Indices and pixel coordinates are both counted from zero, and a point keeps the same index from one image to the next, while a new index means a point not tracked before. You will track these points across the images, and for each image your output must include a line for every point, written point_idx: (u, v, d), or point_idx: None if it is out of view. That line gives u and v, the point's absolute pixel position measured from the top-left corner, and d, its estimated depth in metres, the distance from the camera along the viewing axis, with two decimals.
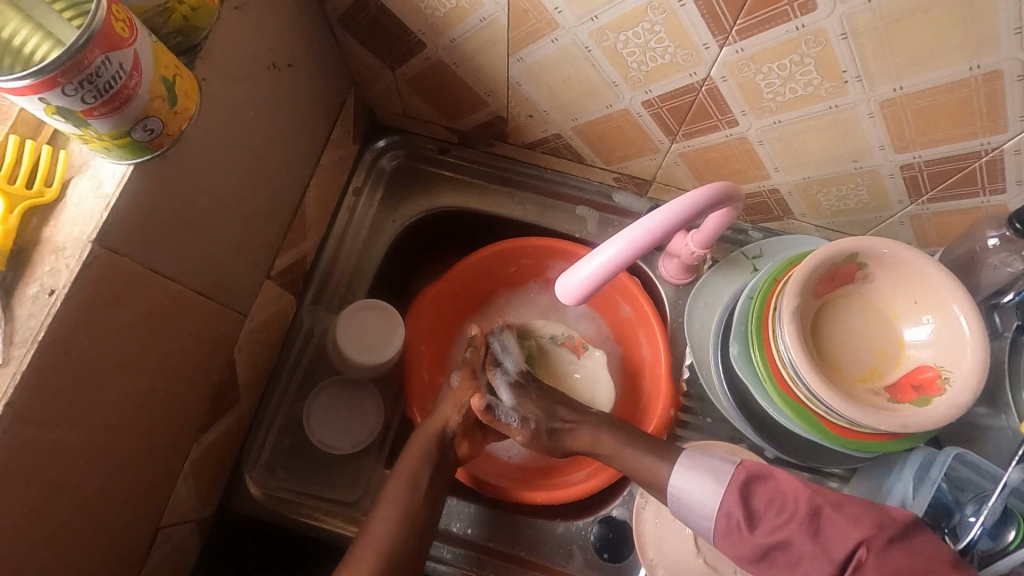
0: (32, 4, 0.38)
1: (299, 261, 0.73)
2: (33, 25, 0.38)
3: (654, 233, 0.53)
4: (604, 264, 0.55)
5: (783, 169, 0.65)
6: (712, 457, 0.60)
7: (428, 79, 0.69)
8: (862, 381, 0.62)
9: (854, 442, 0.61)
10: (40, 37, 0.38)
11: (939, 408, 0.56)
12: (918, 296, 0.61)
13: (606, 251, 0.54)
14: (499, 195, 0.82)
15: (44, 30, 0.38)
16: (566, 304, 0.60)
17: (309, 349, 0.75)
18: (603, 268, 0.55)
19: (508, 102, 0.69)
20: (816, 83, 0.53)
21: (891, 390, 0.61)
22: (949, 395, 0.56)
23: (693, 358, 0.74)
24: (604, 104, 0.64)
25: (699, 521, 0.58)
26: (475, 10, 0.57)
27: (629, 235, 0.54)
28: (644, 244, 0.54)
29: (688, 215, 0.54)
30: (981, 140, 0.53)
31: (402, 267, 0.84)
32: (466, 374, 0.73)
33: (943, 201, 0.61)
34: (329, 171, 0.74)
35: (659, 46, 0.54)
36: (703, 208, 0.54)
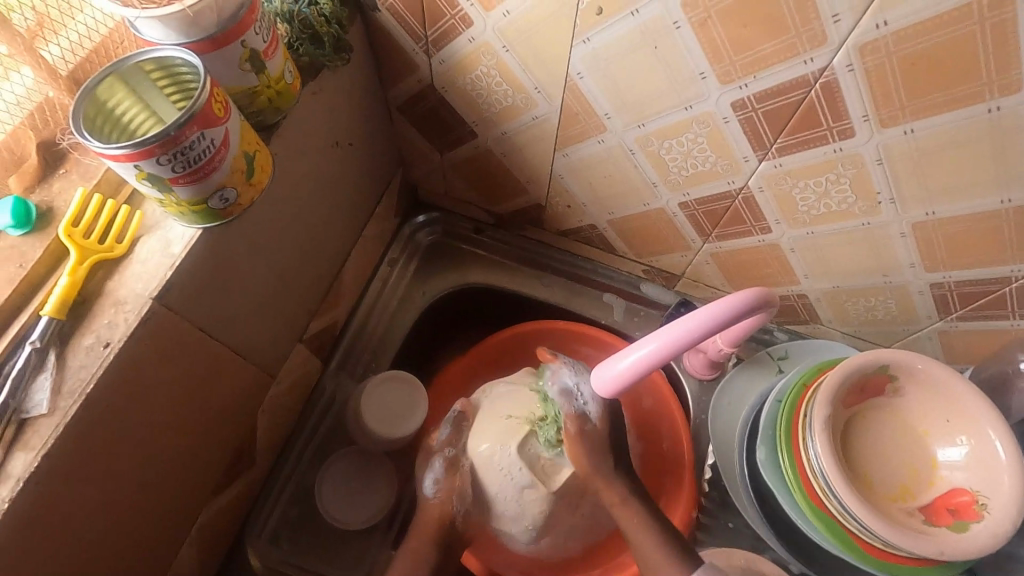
0: (129, 73, 0.41)
1: (329, 327, 0.73)
2: (129, 90, 0.42)
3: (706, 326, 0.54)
4: (656, 349, 0.55)
5: (812, 277, 0.67)
6: None
7: (474, 164, 0.73)
8: (892, 500, 0.60)
9: (890, 566, 0.58)
10: (146, 115, 0.43)
11: (978, 536, 0.55)
12: (951, 415, 0.60)
13: (659, 338, 0.55)
14: (528, 276, 0.84)
15: (137, 94, 0.42)
16: (601, 392, 0.59)
17: (327, 416, 0.74)
18: (638, 361, 0.56)
19: (548, 192, 0.73)
20: (850, 201, 0.55)
21: (925, 511, 0.59)
22: (988, 523, 0.55)
23: (715, 459, 0.72)
24: (641, 202, 0.67)
25: None
26: (529, 109, 0.61)
27: (666, 332, 0.54)
28: (682, 341, 0.54)
29: (730, 317, 0.54)
30: (1011, 268, 0.54)
31: (429, 339, 0.85)
32: (445, 467, 0.68)
33: (972, 321, 0.62)
34: (370, 241, 0.77)
35: (700, 155, 0.57)
36: (743, 313, 0.55)
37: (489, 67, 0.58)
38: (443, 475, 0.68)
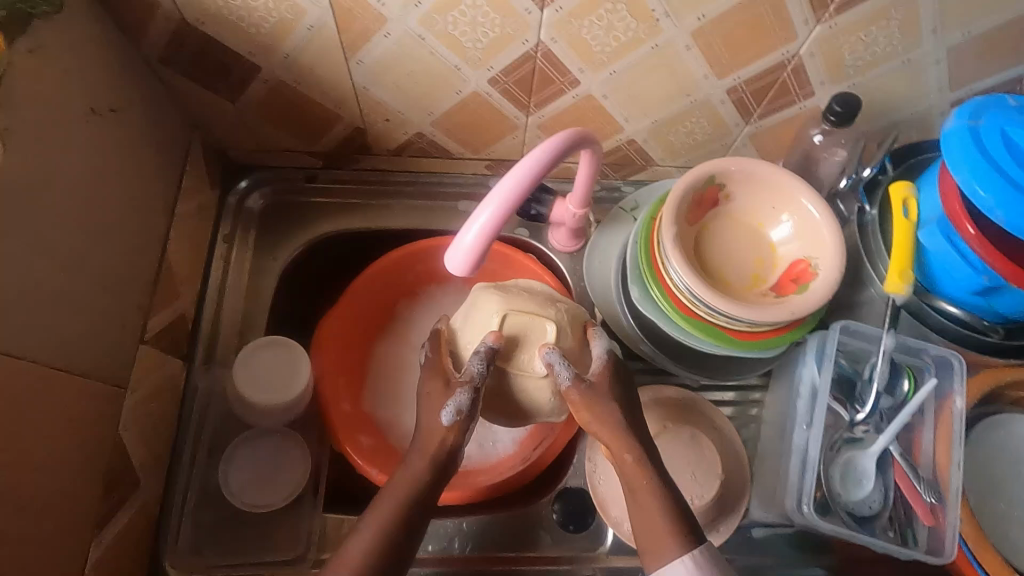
0: None
1: (176, 322, 0.67)
2: None
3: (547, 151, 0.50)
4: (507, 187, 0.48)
5: (632, 119, 0.70)
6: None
7: (274, 103, 0.68)
8: (748, 289, 0.67)
9: (759, 345, 0.64)
10: None
11: (816, 290, 0.62)
12: (775, 201, 0.67)
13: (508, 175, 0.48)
14: (379, 208, 0.81)
15: None
16: (463, 268, 0.51)
17: (210, 411, 0.68)
18: (485, 227, 0.49)
19: (360, 110, 0.69)
20: (632, 27, 0.57)
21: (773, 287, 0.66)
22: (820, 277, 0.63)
23: (603, 316, 0.77)
24: (453, 91, 0.66)
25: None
26: (299, 19, 0.56)
27: (503, 189, 0.48)
28: (523, 192, 0.49)
29: (555, 155, 0.51)
30: (782, 52, 0.61)
31: (299, 303, 0.82)
32: (470, 394, 0.57)
33: (770, 116, 0.69)
34: (189, 220, 0.70)
35: (486, 20, 0.57)
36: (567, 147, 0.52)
37: None
38: (468, 405, 0.57)
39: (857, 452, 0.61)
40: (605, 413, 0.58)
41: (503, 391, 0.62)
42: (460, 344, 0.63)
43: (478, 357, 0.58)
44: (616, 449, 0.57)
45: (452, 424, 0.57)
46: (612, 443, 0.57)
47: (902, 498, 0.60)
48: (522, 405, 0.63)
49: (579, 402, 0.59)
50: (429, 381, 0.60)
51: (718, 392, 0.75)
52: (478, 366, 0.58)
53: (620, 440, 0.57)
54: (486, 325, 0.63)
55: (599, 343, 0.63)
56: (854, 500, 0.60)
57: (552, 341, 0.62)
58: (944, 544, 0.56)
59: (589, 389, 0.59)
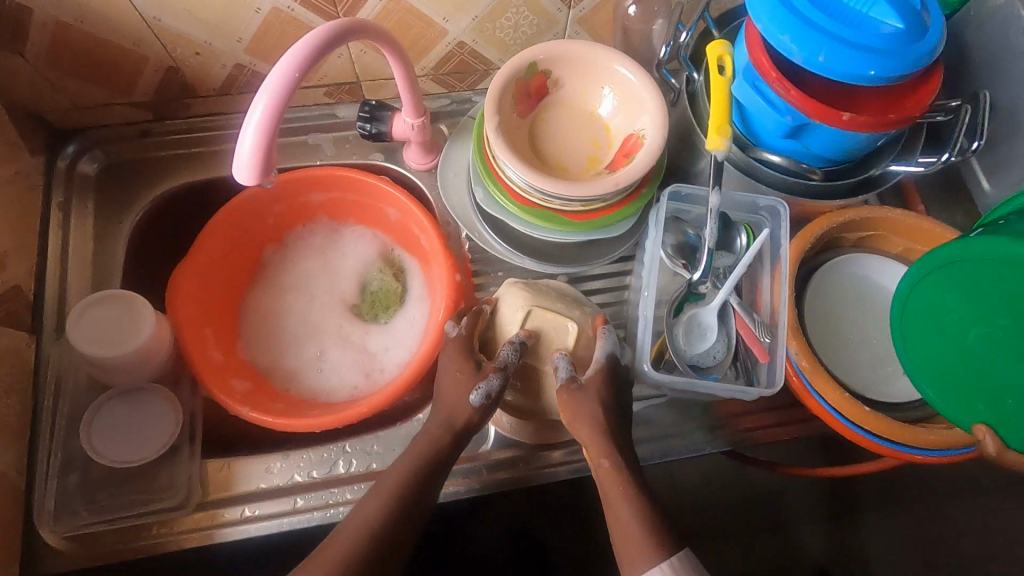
0: None
1: (6, 293, 0.65)
2: None
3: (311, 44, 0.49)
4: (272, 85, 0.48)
5: (450, 18, 0.69)
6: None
7: (67, 50, 0.64)
8: (587, 172, 0.67)
9: (597, 223, 0.65)
10: None
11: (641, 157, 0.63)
12: (602, 81, 0.67)
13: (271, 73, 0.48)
14: (223, 154, 0.78)
15: None
16: (251, 178, 0.49)
17: (66, 378, 0.67)
18: (260, 126, 0.48)
19: (164, 47, 0.66)
20: None
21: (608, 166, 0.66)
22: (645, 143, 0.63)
23: (465, 229, 0.77)
24: (251, 10, 0.63)
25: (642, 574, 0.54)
26: None
27: (269, 85, 0.48)
28: (291, 83, 0.48)
29: (324, 46, 0.50)
30: None
31: (158, 264, 0.79)
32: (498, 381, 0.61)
33: None
34: (3, 188, 0.66)
35: None
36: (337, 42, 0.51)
37: None
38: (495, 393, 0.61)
39: (699, 308, 0.63)
40: (585, 415, 0.60)
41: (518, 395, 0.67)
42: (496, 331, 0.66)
43: (508, 348, 0.62)
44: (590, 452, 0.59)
45: (478, 404, 0.61)
46: (590, 445, 0.59)
47: (744, 343, 0.63)
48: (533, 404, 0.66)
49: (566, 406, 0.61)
50: (455, 360, 0.63)
51: (589, 282, 0.76)
52: (512, 353, 0.62)
53: (597, 445, 0.59)
54: (512, 314, 0.65)
55: (603, 344, 0.63)
56: (696, 353, 0.63)
57: (566, 343, 0.64)
58: (775, 376, 0.60)
59: (578, 391, 0.61)
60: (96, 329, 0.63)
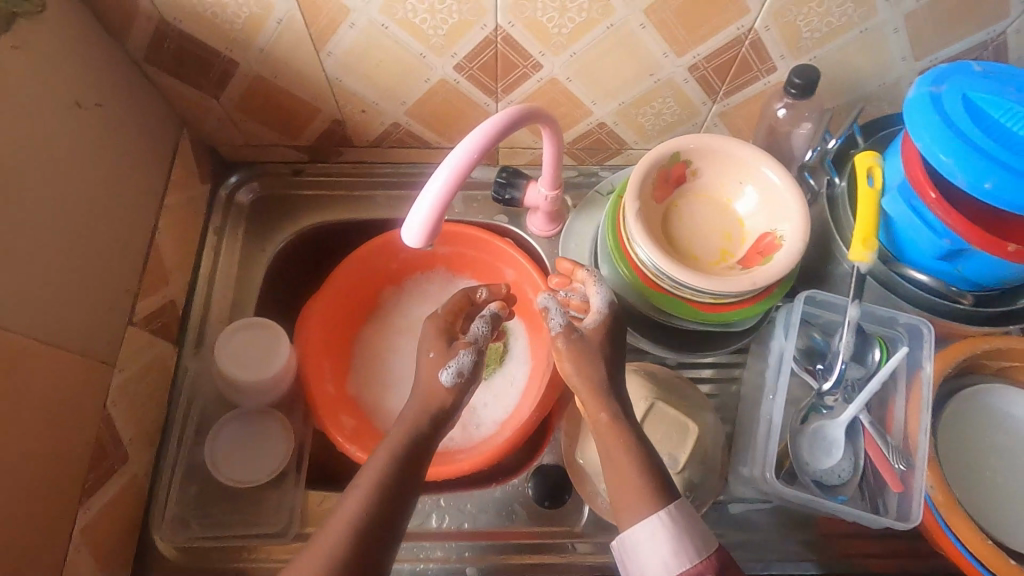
0: None
1: (165, 306, 0.71)
2: None
3: (495, 129, 0.53)
4: (457, 161, 0.51)
5: (600, 102, 0.72)
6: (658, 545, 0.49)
7: (255, 97, 0.71)
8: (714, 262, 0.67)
9: (723, 316, 0.65)
10: None
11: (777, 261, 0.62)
12: (742, 177, 0.68)
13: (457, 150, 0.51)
14: (362, 198, 0.84)
15: None
16: (417, 239, 0.53)
17: (199, 392, 0.72)
18: (437, 198, 0.51)
19: (336, 102, 0.72)
20: (585, 7, 0.59)
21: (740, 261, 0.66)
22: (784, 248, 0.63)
23: None
24: (422, 79, 0.69)
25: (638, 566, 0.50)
26: (269, 12, 0.60)
27: (451, 162, 0.51)
28: (471, 162, 0.52)
29: (505, 130, 0.54)
30: (736, 25, 0.62)
31: (286, 293, 0.85)
32: (472, 354, 0.58)
33: (736, 93, 0.70)
34: (178, 211, 0.73)
35: (444, 6, 0.59)
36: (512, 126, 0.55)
37: None
38: (469, 364, 0.57)
39: (825, 421, 0.61)
40: (587, 366, 0.57)
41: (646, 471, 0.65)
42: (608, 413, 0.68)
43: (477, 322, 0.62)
44: (591, 405, 0.56)
45: (449, 383, 0.56)
46: (587, 398, 0.56)
47: (872, 467, 0.60)
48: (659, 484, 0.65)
49: (568, 349, 0.58)
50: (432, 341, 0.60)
51: (697, 369, 0.75)
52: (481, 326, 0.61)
53: (595, 397, 0.56)
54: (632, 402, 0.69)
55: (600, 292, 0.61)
56: (821, 468, 0.61)
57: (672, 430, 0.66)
58: (912, 509, 0.56)
59: (578, 340, 0.58)
60: (232, 352, 0.67)
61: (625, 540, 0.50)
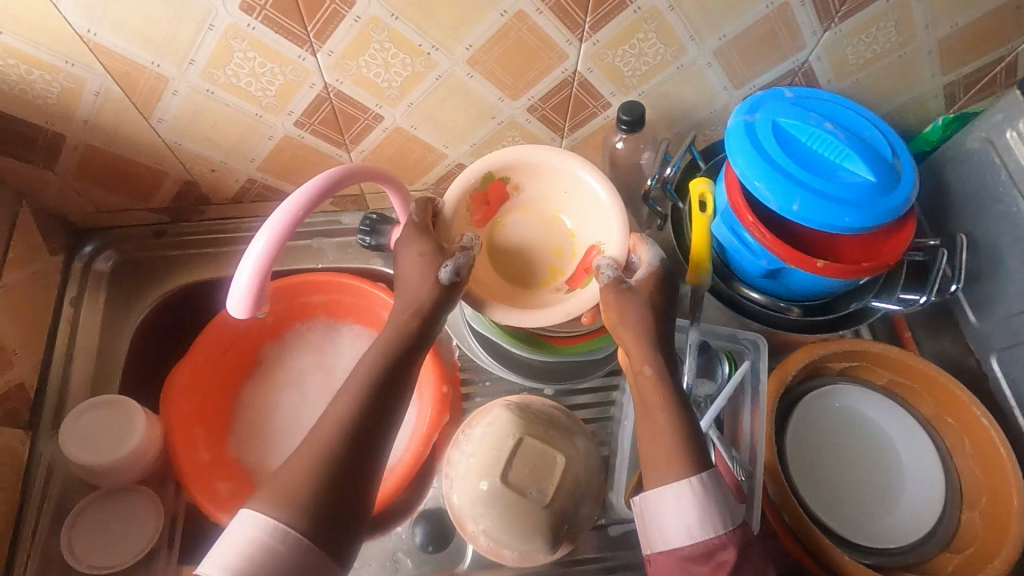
0: None
1: (9, 391, 0.67)
2: None
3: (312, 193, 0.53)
4: (273, 230, 0.51)
5: (451, 144, 0.73)
6: (684, 511, 0.51)
7: (94, 166, 0.69)
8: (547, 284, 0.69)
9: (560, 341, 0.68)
10: None
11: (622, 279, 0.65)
12: (567, 188, 0.69)
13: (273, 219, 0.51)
14: (230, 254, 0.83)
15: None
16: (241, 312, 0.53)
17: (55, 476, 0.68)
18: (254, 271, 0.51)
19: (184, 164, 0.71)
20: (409, 62, 0.60)
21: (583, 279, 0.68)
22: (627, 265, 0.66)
23: (455, 338, 0.79)
24: (265, 137, 0.68)
25: (671, 537, 0.52)
26: (82, 86, 0.58)
27: (266, 232, 0.51)
28: (287, 231, 0.52)
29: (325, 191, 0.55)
30: (561, 69, 0.64)
31: (159, 358, 0.82)
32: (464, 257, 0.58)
33: (579, 128, 0.73)
34: (21, 289, 0.70)
35: (265, 70, 0.59)
36: (331, 186, 0.55)
37: (3, 56, 0.54)
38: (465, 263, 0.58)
39: None
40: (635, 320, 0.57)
41: (506, 512, 0.65)
42: (473, 460, 0.68)
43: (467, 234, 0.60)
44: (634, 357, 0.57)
45: (445, 281, 0.57)
46: (634, 350, 0.57)
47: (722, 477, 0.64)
48: (518, 520, 0.65)
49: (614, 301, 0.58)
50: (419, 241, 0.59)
51: (573, 396, 0.77)
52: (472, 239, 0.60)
53: (642, 351, 0.57)
54: (499, 443, 0.67)
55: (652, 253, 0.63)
56: None
57: (540, 466, 0.66)
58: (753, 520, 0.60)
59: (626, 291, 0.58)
60: (89, 433, 0.65)
61: (654, 502, 0.53)
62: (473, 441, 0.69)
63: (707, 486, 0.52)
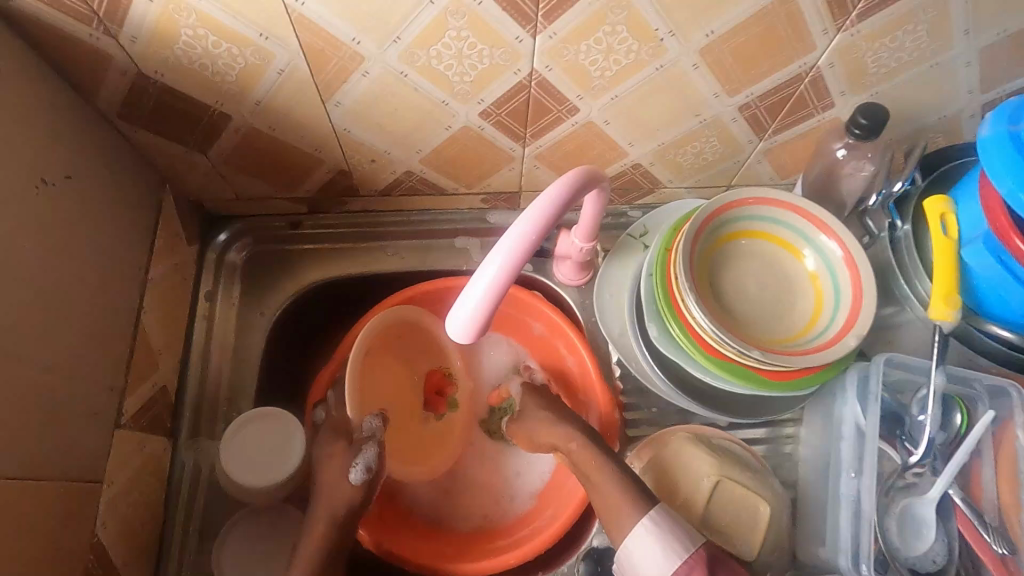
0: None
1: (156, 395, 0.62)
2: None
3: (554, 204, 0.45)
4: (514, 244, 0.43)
5: (637, 143, 0.65)
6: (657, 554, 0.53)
7: (248, 152, 0.63)
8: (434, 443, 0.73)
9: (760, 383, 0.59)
10: None
11: (838, 322, 0.59)
12: None
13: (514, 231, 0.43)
14: (368, 251, 0.76)
15: None
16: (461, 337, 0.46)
17: (200, 489, 0.63)
18: (485, 299, 0.44)
19: (343, 153, 0.64)
20: (634, 49, 0.52)
21: (787, 313, 0.61)
22: (844, 305, 0.59)
23: (619, 354, 0.71)
24: (442, 127, 0.61)
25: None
26: (267, 64, 0.51)
27: (506, 246, 0.43)
28: (523, 252, 0.44)
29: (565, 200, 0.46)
30: (799, 64, 0.55)
31: (290, 359, 0.77)
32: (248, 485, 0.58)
33: (785, 130, 0.64)
34: (165, 284, 0.64)
35: (473, 52, 0.51)
36: (571, 197, 0.47)
37: (193, 26, 0.47)
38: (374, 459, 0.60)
39: (913, 499, 0.56)
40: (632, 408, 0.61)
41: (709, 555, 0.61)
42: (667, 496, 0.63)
43: (368, 418, 0.62)
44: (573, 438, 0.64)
45: (358, 483, 0.60)
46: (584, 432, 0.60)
47: (969, 547, 0.56)
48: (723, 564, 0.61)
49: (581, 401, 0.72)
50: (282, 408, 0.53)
51: (748, 428, 0.70)
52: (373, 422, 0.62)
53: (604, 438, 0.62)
54: (694, 482, 0.63)
55: None
56: (914, 553, 0.56)
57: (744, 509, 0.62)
58: None
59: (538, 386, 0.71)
60: (245, 449, 0.59)
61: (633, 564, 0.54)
62: (661, 475, 0.64)
63: (662, 521, 0.54)
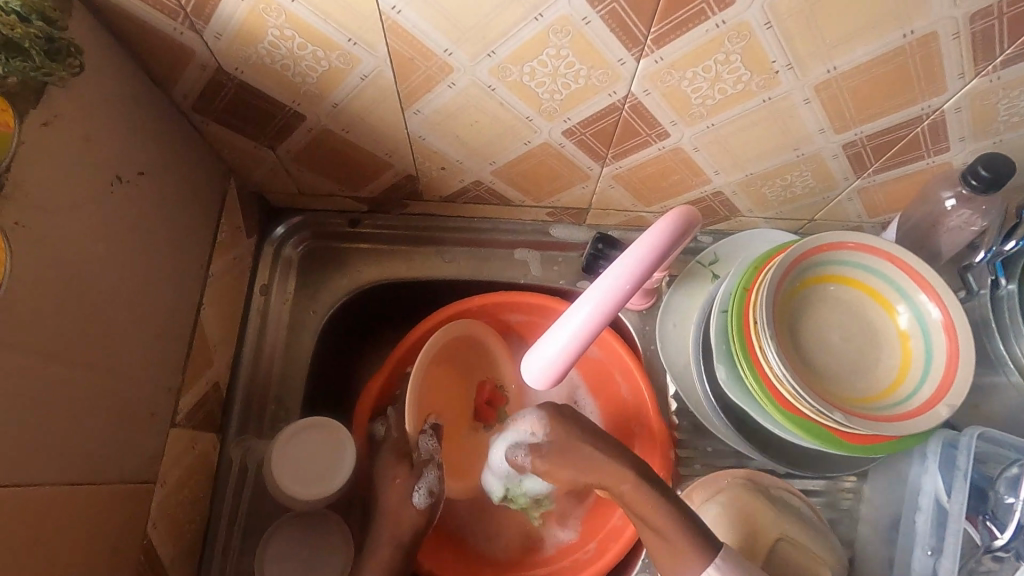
0: None
1: (209, 392, 0.61)
2: None
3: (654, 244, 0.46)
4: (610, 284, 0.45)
5: (724, 171, 0.61)
6: None
7: (316, 151, 0.60)
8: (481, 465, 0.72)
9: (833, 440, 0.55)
10: None
11: (924, 392, 0.55)
12: None
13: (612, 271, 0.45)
14: (425, 255, 0.74)
15: None
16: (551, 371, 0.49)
17: (246, 488, 0.63)
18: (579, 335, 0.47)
19: (413, 159, 0.61)
20: (745, 79, 0.48)
21: (871, 370, 0.57)
22: (934, 368, 0.55)
23: (677, 387, 0.69)
24: (521, 141, 0.57)
25: None
26: (352, 68, 0.48)
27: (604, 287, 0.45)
28: (620, 291, 0.45)
29: (666, 241, 0.46)
30: (921, 105, 0.51)
31: (337, 359, 0.75)
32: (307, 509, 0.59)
33: (888, 170, 0.59)
34: (224, 279, 0.63)
35: (569, 71, 0.47)
36: (674, 239, 0.46)
37: (281, 27, 0.44)
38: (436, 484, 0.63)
39: None
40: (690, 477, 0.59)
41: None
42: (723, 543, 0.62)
43: (425, 437, 0.64)
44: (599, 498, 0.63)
45: (421, 506, 0.61)
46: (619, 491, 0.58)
47: None
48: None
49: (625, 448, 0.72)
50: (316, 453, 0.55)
51: (806, 479, 0.67)
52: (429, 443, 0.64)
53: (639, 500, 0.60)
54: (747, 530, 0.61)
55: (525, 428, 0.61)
56: None
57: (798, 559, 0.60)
58: None
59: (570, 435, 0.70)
60: (298, 460, 0.59)
61: None
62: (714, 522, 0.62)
63: None
